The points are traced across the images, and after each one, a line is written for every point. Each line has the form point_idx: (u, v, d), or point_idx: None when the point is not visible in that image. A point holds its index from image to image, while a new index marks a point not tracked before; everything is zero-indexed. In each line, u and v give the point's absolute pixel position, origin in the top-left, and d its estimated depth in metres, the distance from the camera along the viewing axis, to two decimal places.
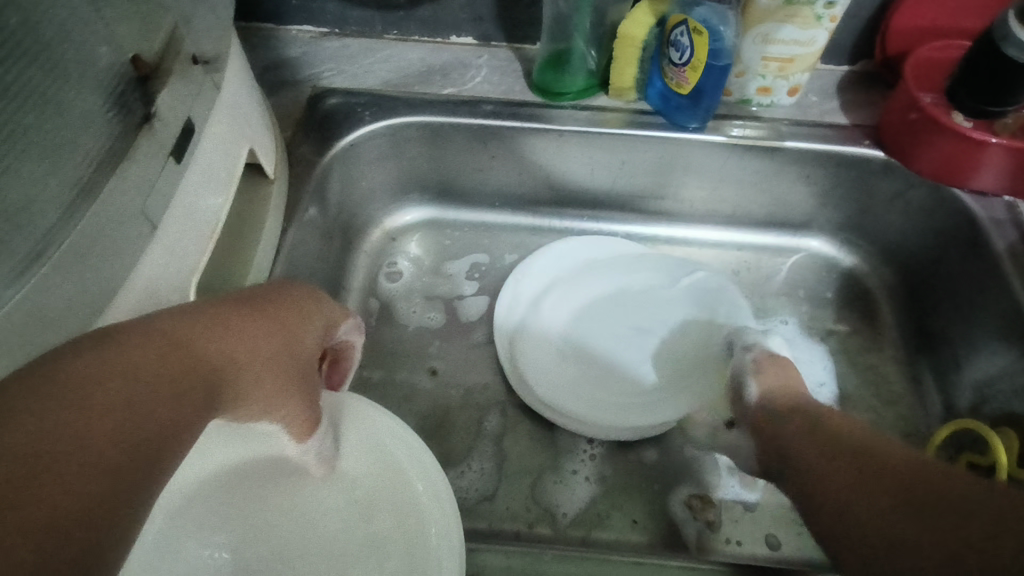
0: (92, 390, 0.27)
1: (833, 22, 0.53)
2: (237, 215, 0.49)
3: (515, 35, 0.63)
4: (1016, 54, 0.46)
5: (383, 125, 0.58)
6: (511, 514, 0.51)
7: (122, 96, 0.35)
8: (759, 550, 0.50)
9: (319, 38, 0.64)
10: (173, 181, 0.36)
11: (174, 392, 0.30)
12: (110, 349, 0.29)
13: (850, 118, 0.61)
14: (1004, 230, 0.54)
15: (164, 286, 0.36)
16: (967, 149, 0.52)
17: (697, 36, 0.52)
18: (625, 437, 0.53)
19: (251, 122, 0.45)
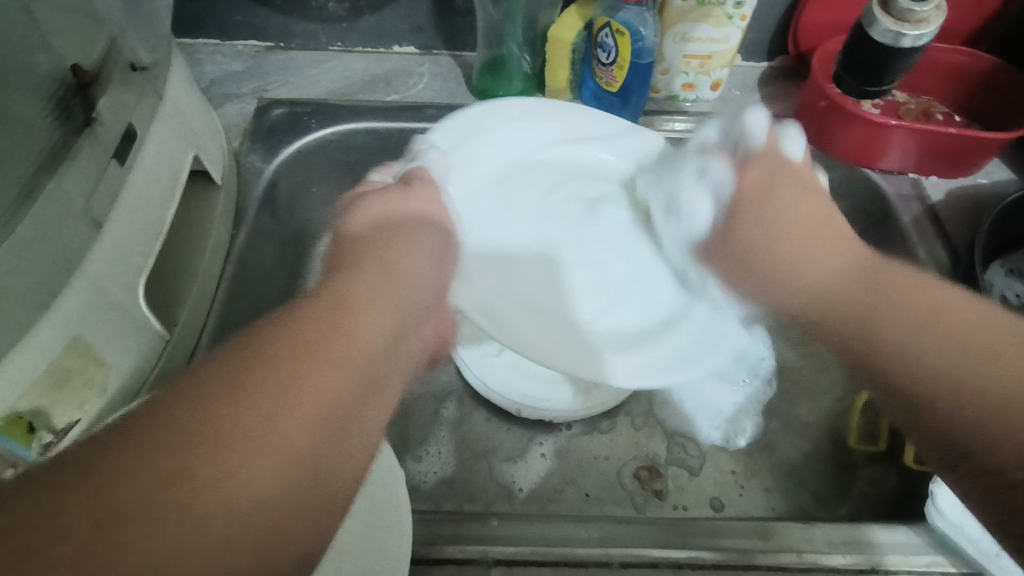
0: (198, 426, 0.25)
1: (743, 21, 0.57)
2: (185, 221, 0.50)
3: (454, 43, 0.66)
4: (878, 39, 0.51)
5: (329, 131, 0.60)
6: (469, 495, 0.53)
7: (64, 103, 0.37)
8: (704, 512, 0.53)
9: (265, 52, 0.66)
10: (115, 183, 0.38)
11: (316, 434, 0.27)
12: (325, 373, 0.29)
13: (769, 109, 0.65)
14: (910, 206, 0.59)
15: (113, 285, 0.38)
16: (872, 132, 0.57)
17: (620, 37, 0.56)
18: (587, 413, 0.55)
19: (195, 129, 0.47)
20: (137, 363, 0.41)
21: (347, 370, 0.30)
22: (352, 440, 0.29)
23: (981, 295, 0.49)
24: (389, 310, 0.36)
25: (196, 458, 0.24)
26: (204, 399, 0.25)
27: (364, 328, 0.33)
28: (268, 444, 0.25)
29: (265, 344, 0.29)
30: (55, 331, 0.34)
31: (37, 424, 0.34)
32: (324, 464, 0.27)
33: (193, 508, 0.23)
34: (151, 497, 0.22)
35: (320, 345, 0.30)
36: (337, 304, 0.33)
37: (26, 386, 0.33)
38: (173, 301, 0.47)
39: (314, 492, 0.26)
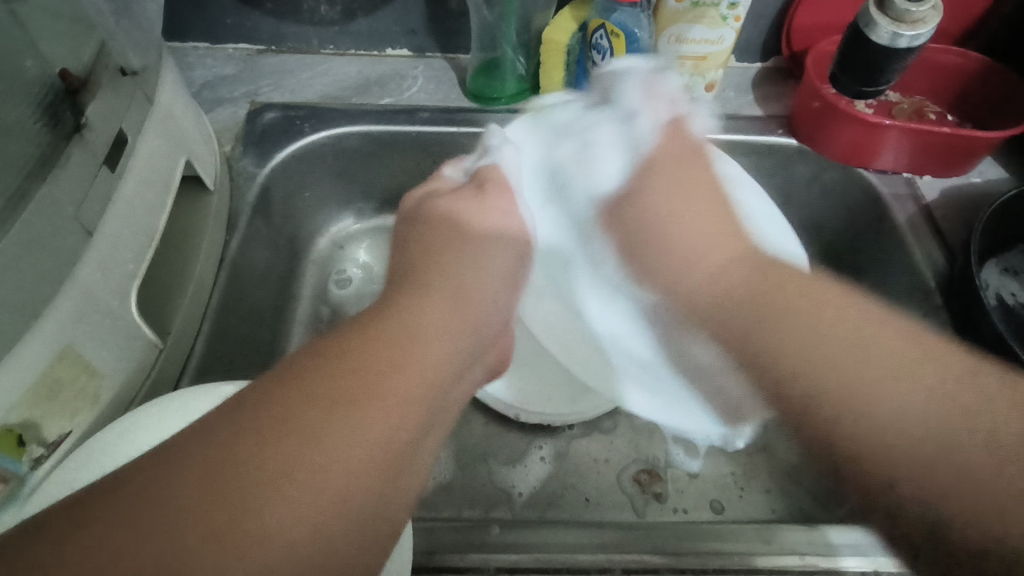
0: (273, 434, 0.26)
1: (738, 22, 0.57)
2: (177, 228, 0.50)
3: (447, 45, 0.66)
4: (875, 39, 0.51)
5: (323, 135, 0.59)
6: (468, 500, 0.53)
7: (53, 109, 0.36)
8: (705, 515, 0.53)
9: (256, 55, 0.65)
10: (105, 189, 0.37)
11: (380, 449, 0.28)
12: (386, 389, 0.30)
13: (764, 109, 0.65)
14: (905, 205, 0.59)
15: (104, 293, 0.37)
16: (866, 132, 0.57)
17: (614, 39, 0.56)
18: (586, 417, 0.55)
19: (187, 134, 0.46)
20: (130, 372, 0.40)
21: (409, 384, 0.30)
22: (406, 477, 0.29)
23: (978, 294, 0.49)
24: (446, 334, 0.35)
25: (272, 464, 0.25)
26: (252, 429, 0.26)
27: (423, 361, 0.32)
28: (327, 479, 0.26)
29: (316, 374, 0.29)
30: (46, 341, 0.33)
31: (26, 437, 0.34)
32: (381, 498, 0.28)
33: (254, 535, 0.24)
34: (205, 515, 0.23)
35: (375, 364, 0.30)
36: (401, 333, 0.32)
37: (16, 399, 0.32)
38: (166, 308, 0.46)
39: (378, 504, 0.27)
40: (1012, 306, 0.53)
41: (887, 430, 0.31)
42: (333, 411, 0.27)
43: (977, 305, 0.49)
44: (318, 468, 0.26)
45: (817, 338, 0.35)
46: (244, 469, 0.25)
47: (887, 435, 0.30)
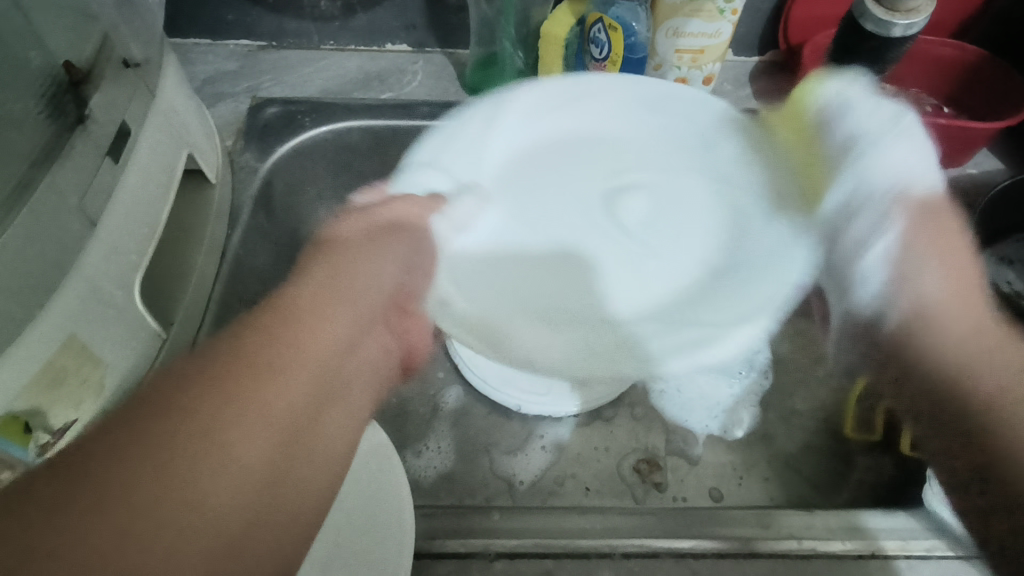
0: (112, 449, 0.22)
1: (734, 15, 0.57)
2: (180, 221, 0.50)
3: (447, 40, 0.66)
4: (870, 28, 0.51)
5: (324, 129, 0.60)
6: (469, 490, 0.53)
7: (55, 100, 0.37)
8: (703, 503, 0.54)
9: (257, 51, 0.65)
10: (108, 180, 0.37)
11: (264, 463, 0.25)
12: (268, 395, 0.26)
13: (761, 103, 0.66)
14: None
15: (109, 283, 0.38)
16: None
17: (612, 32, 0.56)
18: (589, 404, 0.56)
19: (189, 128, 0.47)
20: (134, 361, 0.41)
21: (303, 373, 0.28)
22: (308, 461, 0.26)
23: None
24: (343, 315, 0.32)
25: (121, 497, 0.21)
26: (146, 421, 0.23)
27: (311, 341, 0.29)
28: (213, 464, 0.23)
29: (215, 359, 0.26)
30: (52, 329, 0.34)
31: (33, 425, 0.34)
32: (280, 485, 0.25)
33: (149, 529, 0.21)
34: (66, 534, 0.20)
35: (266, 359, 0.27)
36: (279, 313, 0.30)
37: (23, 385, 0.33)
38: (169, 300, 0.47)
39: (271, 517, 0.24)
40: (1008, 295, 0.53)
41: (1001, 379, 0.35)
42: (205, 426, 0.24)
43: None
44: (197, 490, 0.22)
45: (954, 340, 0.37)
46: (94, 500, 0.21)
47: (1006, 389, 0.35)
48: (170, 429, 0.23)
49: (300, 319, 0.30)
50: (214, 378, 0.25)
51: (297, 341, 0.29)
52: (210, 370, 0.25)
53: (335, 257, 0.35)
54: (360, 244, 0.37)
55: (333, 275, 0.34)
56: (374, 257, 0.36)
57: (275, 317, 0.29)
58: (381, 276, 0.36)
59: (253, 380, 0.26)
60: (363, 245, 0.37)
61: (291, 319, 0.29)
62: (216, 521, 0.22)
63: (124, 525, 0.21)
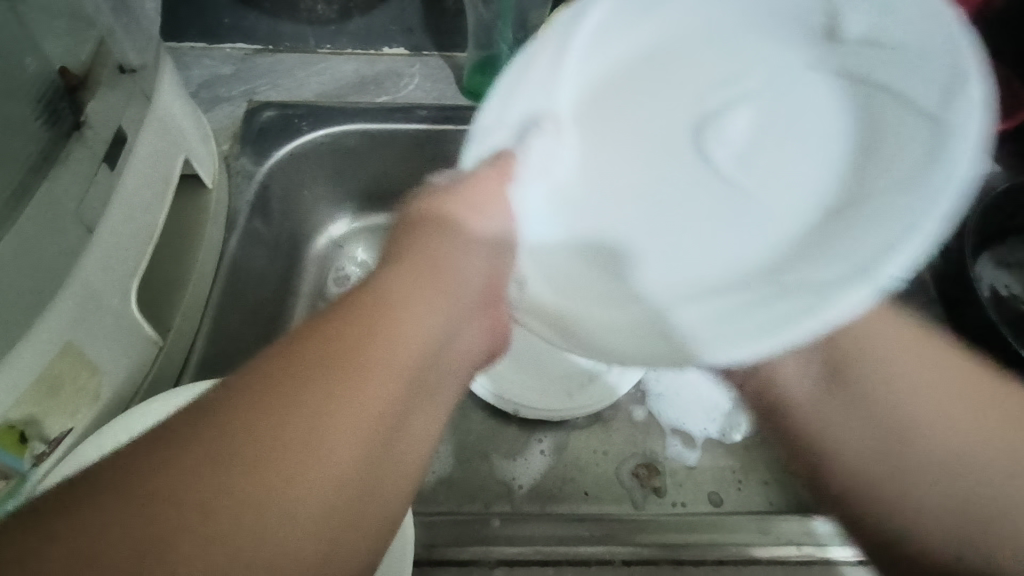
0: (248, 430, 0.23)
1: None
2: (176, 226, 0.50)
3: (444, 44, 0.66)
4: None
5: (320, 134, 0.59)
6: (468, 496, 0.53)
7: (53, 106, 0.36)
8: (702, 507, 0.54)
9: (253, 54, 0.65)
10: (104, 187, 0.37)
11: (365, 451, 0.26)
12: (364, 383, 0.27)
13: None
14: None
15: (107, 291, 0.37)
16: None
17: None
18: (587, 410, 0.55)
19: (185, 133, 0.46)
20: (132, 369, 0.41)
21: (397, 367, 0.28)
22: (393, 463, 0.27)
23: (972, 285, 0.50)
24: (426, 318, 0.32)
25: (250, 475, 0.23)
26: (255, 404, 0.24)
27: (400, 341, 0.29)
28: (313, 462, 0.24)
29: (323, 351, 0.27)
30: (49, 337, 0.34)
31: (29, 434, 0.34)
32: (372, 479, 0.26)
33: (262, 514, 0.23)
34: (202, 502, 0.22)
35: (362, 353, 0.27)
36: (372, 311, 0.30)
37: (20, 394, 0.33)
38: (166, 306, 0.46)
39: (366, 498, 0.26)
40: (1006, 298, 0.54)
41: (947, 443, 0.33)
42: (316, 409, 0.25)
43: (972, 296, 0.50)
44: (306, 480, 0.24)
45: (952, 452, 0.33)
46: (221, 482, 0.22)
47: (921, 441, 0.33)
48: (290, 411, 0.24)
49: (401, 311, 0.31)
50: (310, 367, 0.26)
51: (385, 333, 0.29)
52: (315, 354, 0.26)
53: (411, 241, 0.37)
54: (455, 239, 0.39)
55: (410, 276, 0.34)
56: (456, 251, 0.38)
57: (364, 311, 0.29)
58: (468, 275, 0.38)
59: (357, 369, 0.27)
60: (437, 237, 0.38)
61: (390, 313, 0.30)
62: (325, 504, 0.24)
63: (256, 505, 0.23)
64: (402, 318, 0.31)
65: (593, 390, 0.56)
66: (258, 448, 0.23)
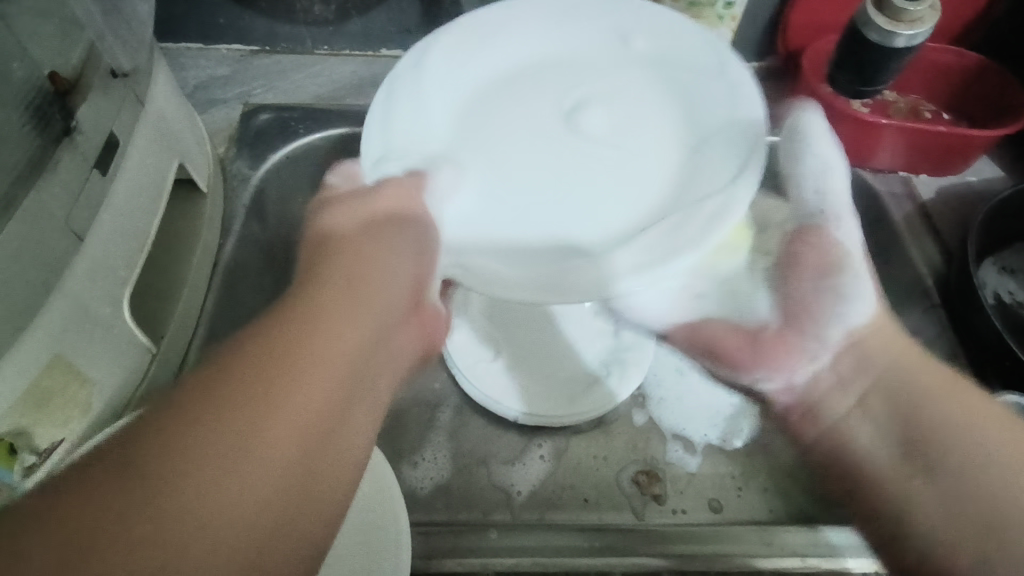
0: (151, 454, 0.22)
1: (734, 22, 0.57)
2: (171, 231, 0.49)
3: None
4: (876, 38, 0.50)
5: (317, 137, 0.59)
6: (466, 503, 0.53)
7: (41, 111, 0.35)
8: (703, 515, 0.53)
9: (249, 56, 0.64)
10: (95, 194, 0.36)
11: (292, 459, 0.24)
12: (292, 389, 0.25)
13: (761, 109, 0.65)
14: (901, 204, 0.59)
15: (97, 299, 0.37)
16: (863, 131, 0.57)
17: None
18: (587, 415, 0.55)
19: (179, 136, 0.46)
20: (123, 378, 0.40)
21: (326, 375, 0.26)
22: (337, 452, 0.26)
23: (975, 292, 0.49)
24: (357, 322, 0.30)
25: (156, 496, 0.21)
26: (167, 423, 0.23)
27: (340, 334, 0.28)
28: (233, 469, 0.23)
29: (235, 369, 0.25)
30: (38, 348, 0.33)
31: (17, 445, 0.33)
32: (305, 482, 0.24)
33: (191, 498, 0.21)
34: (94, 531, 0.20)
35: (283, 361, 0.26)
36: (309, 309, 0.29)
37: (7, 407, 0.32)
38: (159, 313, 0.45)
39: (300, 512, 0.24)
40: (1010, 305, 0.53)
41: (982, 450, 0.33)
42: (234, 421, 0.23)
43: (975, 303, 0.49)
44: (221, 492, 0.22)
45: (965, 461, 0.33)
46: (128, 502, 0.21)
47: (941, 426, 0.34)
48: (201, 427, 0.23)
49: (330, 315, 0.29)
50: (227, 381, 0.24)
51: (312, 336, 0.27)
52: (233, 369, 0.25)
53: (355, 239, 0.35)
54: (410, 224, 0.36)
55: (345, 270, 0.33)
56: (402, 243, 0.36)
57: (292, 316, 0.28)
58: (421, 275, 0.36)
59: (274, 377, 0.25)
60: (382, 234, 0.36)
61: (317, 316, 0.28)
62: (246, 522, 0.22)
63: (165, 528, 0.21)
64: (329, 321, 0.29)
65: (592, 396, 0.56)
66: (169, 467, 0.22)
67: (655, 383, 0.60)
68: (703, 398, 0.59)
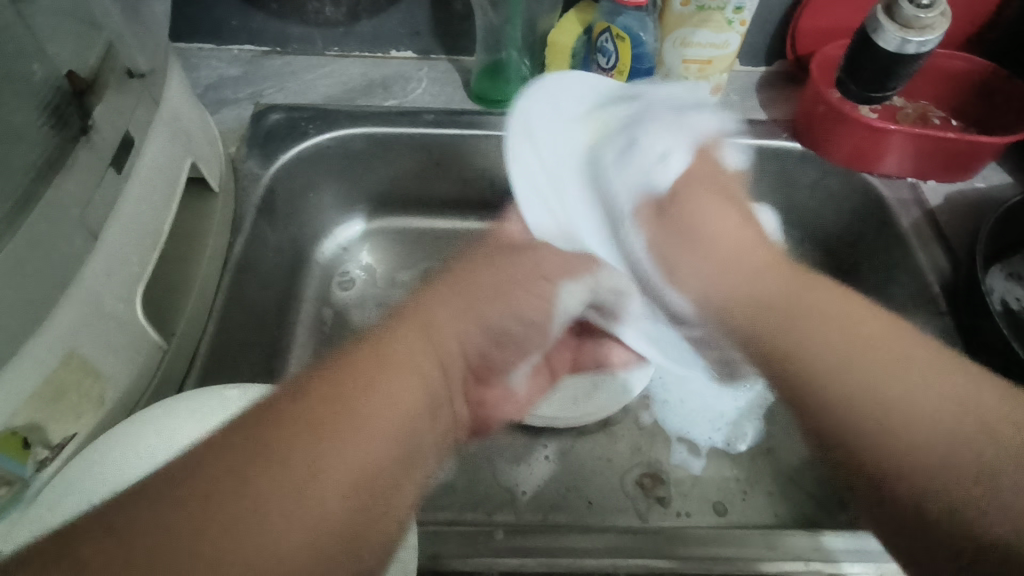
0: (235, 470, 0.24)
1: (743, 26, 0.58)
2: (182, 229, 0.49)
3: (452, 48, 0.66)
4: (883, 45, 0.51)
5: (327, 137, 0.59)
6: (471, 503, 0.53)
7: (59, 110, 0.36)
8: (707, 519, 0.53)
9: (261, 56, 0.65)
10: (111, 192, 0.37)
11: (352, 492, 0.26)
12: (358, 434, 0.27)
13: (769, 114, 0.66)
14: (909, 210, 0.59)
15: (111, 296, 0.37)
16: (871, 137, 0.57)
17: (620, 42, 0.56)
18: (593, 416, 0.55)
19: (192, 136, 0.46)
20: (134, 374, 0.40)
21: (386, 427, 0.28)
22: (384, 511, 0.27)
23: (983, 298, 0.49)
24: (427, 371, 0.31)
25: (235, 513, 0.23)
26: (249, 443, 0.25)
27: (395, 396, 0.29)
28: (297, 501, 0.24)
29: (318, 398, 0.27)
30: (53, 344, 0.33)
31: (31, 440, 0.34)
32: (359, 524, 0.26)
33: (249, 543, 0.23)
34: (181, 537, 0.22)
35: (348, 404, 0.27)
36: (370, 363, 0.29)
37: (23, 400, 0.32)
38: (169, 310, 0.46)
39: (353, 547, 0.25)
40: (1018, 311, 0.53)
41: (847, 389, 0.29)
42: (307, 447, 0.25)
43: (983, 309, 0.49)
44: (281, 523, 0.24)
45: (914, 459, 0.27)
46: (218, 510, 0.23)
47: (821, 374, 0.29)
48: (277, 454, 0.25)
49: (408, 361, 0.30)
50: (312, 417, 0.26)
51: (381, 380, 0.29)
52: (311, 399, 0.27)
53: (468, 258, 0.40)
54: (510, 262, 0.40)
55: (454, 287, 0.35)
56: (491, 272, 0.38)
57: (368, 356, 0.29)
58: (517, 308, 0.38)
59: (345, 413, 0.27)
60: (491, 252, 0.41)
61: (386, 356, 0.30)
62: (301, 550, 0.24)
63: (239, 542, 0.23)
64: (399, 367, 0.30)
65: (597, 398, 0.56)
66: (248, 483, 0.24)
67: (661, 386, 0.60)
68: (709, 402, 0.58)
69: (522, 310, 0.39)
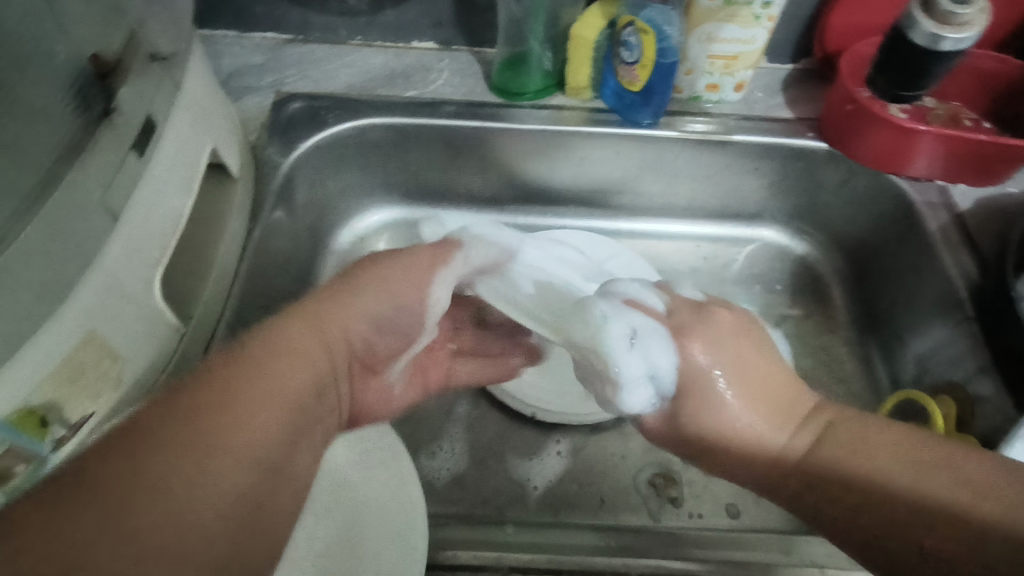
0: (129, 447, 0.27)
1: (770, 22, 0.56)
2: (203, 215, 0.50)
3: (474, 39, 0.65)
4: (917, 41, 0.49)
5: (347, 126, 0.59)
6: (481, 497, 0.53)
7: (82, 94, 0.36)
8: (719, 521, 0.52)
9: (284, 45, 0.65)
10: (132, 175, 0.37)
11: (251, 476, 0.29)
12: (240, 429, 0.29)
13: (794, 112, 0.64)
14: (938, 213, 0.58)
15: (129, 279, 0.37)
16: (899, 137, 0.56)
17: (643, 36, 0.55)
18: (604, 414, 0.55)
19: (213, 122, 0.46)
20: (151, 358, 0.41)
21: (270, 424, 0.31)
22: (284, 488, 0.31)
23: (1013, 306, 0.48)
24: (308, 367, 0.34)
25: (161, 487, 0.26)
26: (160, 427, 0.28)
27: (282, 379, 0.33)
28: (196, 481, 0.27)
29: (225, 382, 0.30)
30: (72, 325, 0.34)
31: (50, 419, 0.34)
32: (252, 511, 0.29)
33: (172, 513, 0.26)
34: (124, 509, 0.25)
35: (229, 398, 0.30)
36: (272, 346, 0.34)
37: (41, 379, 0.32)
38: (188, 294, 0.46)
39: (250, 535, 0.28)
40: None
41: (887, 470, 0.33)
42: (184, 433, 0.28)
43: (1012, 318, 0.48)
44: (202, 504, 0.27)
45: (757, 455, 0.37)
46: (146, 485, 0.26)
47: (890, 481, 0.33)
48: (164, 448, 0.27)
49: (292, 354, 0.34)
50: (213, 407, 0.29)
51: (263, 372, 0.32)
52: (206, 387, 0.30)
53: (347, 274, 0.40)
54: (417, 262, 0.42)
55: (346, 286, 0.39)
56: (391, 276, 0.40)
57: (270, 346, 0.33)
58: (401, 298, 0.40)
59: (223, 403, 0.30)
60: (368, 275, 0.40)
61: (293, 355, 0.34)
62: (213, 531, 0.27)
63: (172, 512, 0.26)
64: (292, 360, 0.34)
65: None
66: (130, 458, 0.26)
67: None
68: None
69: (403, 296, 0.40)
